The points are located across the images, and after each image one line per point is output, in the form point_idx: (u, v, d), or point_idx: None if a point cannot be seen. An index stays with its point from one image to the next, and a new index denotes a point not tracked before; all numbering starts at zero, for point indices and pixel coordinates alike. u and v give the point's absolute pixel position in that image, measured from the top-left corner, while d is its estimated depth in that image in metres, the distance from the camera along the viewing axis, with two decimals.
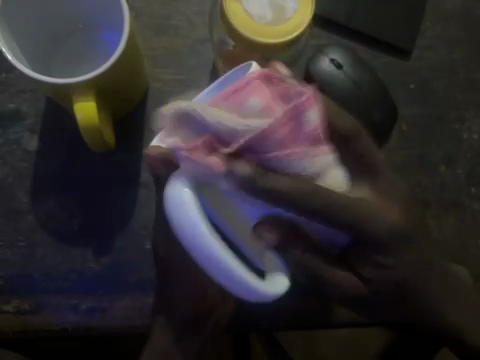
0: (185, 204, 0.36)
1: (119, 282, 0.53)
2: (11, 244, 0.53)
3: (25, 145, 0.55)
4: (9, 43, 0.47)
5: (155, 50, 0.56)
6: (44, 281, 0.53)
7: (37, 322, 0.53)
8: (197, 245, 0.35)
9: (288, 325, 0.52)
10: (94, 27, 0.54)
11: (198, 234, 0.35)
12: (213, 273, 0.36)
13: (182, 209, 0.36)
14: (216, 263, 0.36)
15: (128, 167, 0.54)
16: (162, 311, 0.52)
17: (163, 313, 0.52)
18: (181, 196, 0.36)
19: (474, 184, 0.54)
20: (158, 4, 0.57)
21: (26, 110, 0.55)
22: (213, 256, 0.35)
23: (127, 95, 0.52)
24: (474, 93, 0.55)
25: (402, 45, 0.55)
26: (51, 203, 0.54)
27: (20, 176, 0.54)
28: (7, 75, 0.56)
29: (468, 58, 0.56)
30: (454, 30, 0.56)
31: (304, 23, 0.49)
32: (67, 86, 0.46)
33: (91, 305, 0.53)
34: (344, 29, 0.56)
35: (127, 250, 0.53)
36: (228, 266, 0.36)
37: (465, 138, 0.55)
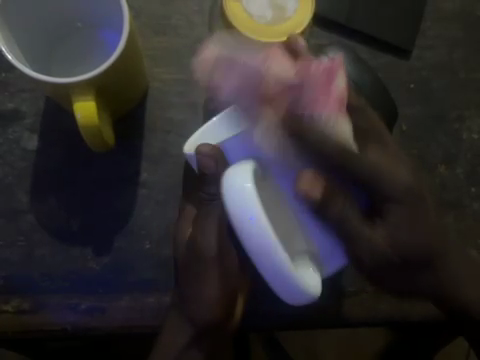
0: (247, 198, 0.39)
1: (120, 282, 0.53)
2: (11, 244, 0.53)
3: (25, 144, 0.55)
4: (9, 43, 0.48)
5: (155, 50, 0.56)
6: (43, 281, 0.53)
7: (36, 322, 0.52)
8: (263, 246, 0.39)
9: (293, 323, 0.52)
10: (95, 26, 0.54)
11: (258, 225, 0.39)
12: (259, 266, 0.40)
13: (248, 206, 0.39)
14: (272, 256, 0.39)
15: (128, 167, 0.54)
16: (176, 306, 0.51)
17: (176, 309, 0.51)
18: (245, 184, 0.40)
19: (474, 184, 0.54)
20: (158, 3, 0.57)
21: (26, 110, 0.55)
22: (269, 247, 0.39)
23: (127, 95, 0.52)
24: (474, 92, 0.55)
25: (402, 45, 0.55)
26: (51, 203, 0.54)
27: (20, 176, 0.54)
28: (6, 75, 0.56)
29: (468, 58, 0.56)
30: (454, 30, 0.56)
31: (304, 21, 0.49)
32: (66, 86, 0.46)
33: (91, 305, 0.52)
34: (343, 29, 0.56)
35: (126, 250, 0.53)
36: (279, 257, 0.39)
37: (464, 137, 0.55)
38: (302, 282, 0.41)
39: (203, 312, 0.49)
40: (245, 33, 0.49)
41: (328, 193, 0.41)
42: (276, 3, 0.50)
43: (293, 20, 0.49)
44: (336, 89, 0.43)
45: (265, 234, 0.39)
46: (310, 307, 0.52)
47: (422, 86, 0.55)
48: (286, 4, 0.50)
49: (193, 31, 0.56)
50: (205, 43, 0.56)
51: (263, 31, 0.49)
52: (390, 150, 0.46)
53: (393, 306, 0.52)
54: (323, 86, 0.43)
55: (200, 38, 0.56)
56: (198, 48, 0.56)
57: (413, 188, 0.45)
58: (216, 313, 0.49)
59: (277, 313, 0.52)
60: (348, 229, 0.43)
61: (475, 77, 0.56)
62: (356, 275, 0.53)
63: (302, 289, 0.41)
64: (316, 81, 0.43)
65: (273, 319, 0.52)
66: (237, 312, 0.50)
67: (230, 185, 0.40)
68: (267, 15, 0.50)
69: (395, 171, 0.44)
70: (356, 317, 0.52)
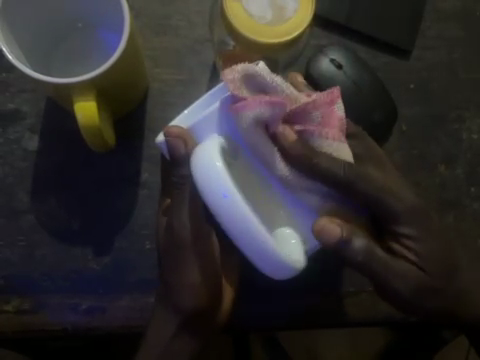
0: (221, 175, 0.36)
1: (120, 282, 0.53)
2: (11, 244, 0.53)
3: (25, 144, 0.55)
4: (10, 43, 0.48)
5: (155, 50, 0.56)
6: (44, 281, 0.53)
7: (38, 322, 0.52)
8: (239, 221, 0.36)
9: (289, 322, 0.52)
10: (95, 27, 0.54)
11: (233, 205, 0.35)
12: (240, 244, 0.37)
13: (216, 178, 0.36)
14: (251, 234, 0.36)
15: (128, 167, 0.54)
16: (162, 299, 0.49)
17: (162, 302, 0.49)
18: (213, 164, 0.36)
19: (474, 184, 0.54)
20: (158, 3, 0.57)
21: (27, 111, 0.55)
22: (249, 227, 0.36)
23: (127, 95, 0.52)
24: (474, 93, 0.55)
25: (402, 45, 0.56)
26: (51, 203, 0.54)
27: (20, 176, 0.54)
28: (6, 75, 0.56)
29: (468, 58, 0.56)
30: (454, 30, 0.56)
31: (304, 23, 0.49)
32: (67, 86, 0.46)
33: (92, 305, 0.52)
34: (344, 29, 0.56)
35: (126, 250, 0.53)
36: (260, 233, 0.36)
37: (464, 137, 0.55)
38: (283, 255, 0.37)
39: (187, 299, 0.47)
40: (245, 34, 0.48)
41: (348, 231, 0.40)
42: (275, 2, 0.50)
43: (293, 21, 0.49)
44: (335, 116, 0.42)
45: (242, 214, 0.35)
46: (310, 307, 0.52)
47: (422, 86, 0.55)
48: (286, 4, 0.49)
49: (193, 31, 0.56)
50: (205, 43, 0.56)
51: (262, 31, 0.49)
52: (385, 171, 0.45)
53: (392, 306, 0.52)
54: (326, 114, 0.41)
55: (200, 38, 0.56)
56: (198, 48, 0.56)
57: (416, 208, 0.45)
58: (203, 302, 0.48)
59: (277, 313, 0.52)
60: (372, 261, 0.43)
61: (475, 77, 0.56)
62: (355, 275, 0.53)
63: (290, 265, 0.38)
64: (316, 106, 0.41)
65: (273, 319, 0.52)
66: (225, 304, 0.50)
67: (198, 165, 0.36)
68: (267, 15, 0.49)
69: (400, 190, 0.45)
70: (355, 317, 0.52)
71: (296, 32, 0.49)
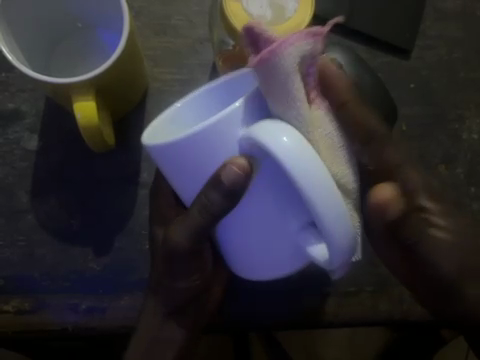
0: (292, 148, 0.36)
1: (119, 282, 0.53)
2: (11, 244, 0.53)
3: (25, 144, 0.55)
4: (9, 43, 0.48)
5: (155, 50, 0.56)
6: (43, 281, 0.53)
7: (37, 322, 0.52)
8: (315, 199, 0.36)
9: (290, 323, 0.52)
10: (94, 27, 0.54)
11: (311, 174, 0.36)
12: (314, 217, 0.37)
13: (285, 156, 0.36)
14: (325, 209, 0.37)
15: (128, 167, 0.54)
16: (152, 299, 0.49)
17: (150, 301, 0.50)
18: (281, 140, 0.36)
19: (474, 184, 0.54)
20: (158, 4, 0.57)
21: (26, 110, 0.55)
22: (319, 201, 0.36)
23: (126, 95, 0.52)
24: (474, 92, 0.55)
25: (402, 45, 0.55)
26: (51, 203, 0.54)
27: (20, 176, 0.54)
28: (7, 75, 0.56)
29: (468, 58, 0.56)
30: (454, 30, 0.56)
31: (303, 22, 0.49)
32: (66, 87, 0.46)
33: (91, 305, 0.52)
34: (344, 29, 0.56)
35: (126, 249, 0.53)
36: (328, 210, 0.37)
37: (464, 137, 0.55)
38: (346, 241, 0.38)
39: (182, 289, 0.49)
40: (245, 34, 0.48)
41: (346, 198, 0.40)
42: (275, 2, 0.50)
43: (292, 20, 0.49)
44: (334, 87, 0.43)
45: (316, 187, 0.36)
46: (310, 307, 0.52)
47: (422, 86, 0.55)
48: (285, 4, 0.49)
49: (193, 31, 0.56)
50: (205, 43, 0.56)
51: None
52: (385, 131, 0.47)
53: (392, 306, 0.52)
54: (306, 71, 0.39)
55: (200, 38, 0.56)
56: (198, 48, 0.56)
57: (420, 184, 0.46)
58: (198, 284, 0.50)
59: (278, 312, 0.52)
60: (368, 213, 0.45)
61: (475, 77, 0.56)
62: (356, 275, 0.53)
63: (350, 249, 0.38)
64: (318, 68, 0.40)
65: (273, 319, 0.52)
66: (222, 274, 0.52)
67: (267, 139, 0.36)
68: (266, 14, 0.49)
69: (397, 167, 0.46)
70: (356, 318, 0.52)
71: (295, 32, 0.49)
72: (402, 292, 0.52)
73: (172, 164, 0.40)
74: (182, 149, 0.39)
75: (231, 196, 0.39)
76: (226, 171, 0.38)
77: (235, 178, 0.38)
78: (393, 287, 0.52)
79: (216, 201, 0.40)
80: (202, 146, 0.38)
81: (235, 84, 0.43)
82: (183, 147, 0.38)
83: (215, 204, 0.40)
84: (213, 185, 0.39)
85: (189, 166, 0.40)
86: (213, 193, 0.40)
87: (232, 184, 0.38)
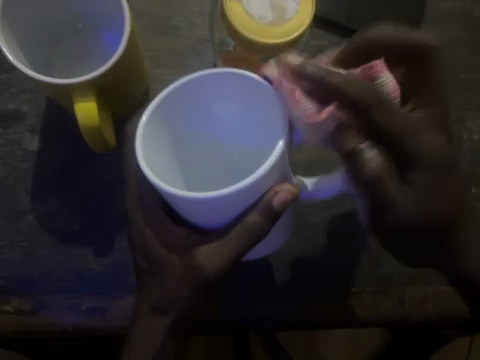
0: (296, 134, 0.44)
1: (120, 282, 0.53)
2: (11, 245, 0.53)
3: (25, 144, 0.55)
4: (11, 44, 0.48)
5: (155, 51, 0.56)
6: (44, 281, 0.53)
7: (37, 322, 0.52)
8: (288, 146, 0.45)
9: (290, 323, 0.52)
10: (95, 28, 0.54)
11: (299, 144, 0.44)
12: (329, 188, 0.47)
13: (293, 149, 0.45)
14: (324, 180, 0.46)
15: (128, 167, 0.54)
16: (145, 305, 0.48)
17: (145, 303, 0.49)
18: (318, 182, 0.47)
19: (474, 185, 0.53)
20: (159, 5, 0.57)
21: (27, 111, 0.56)
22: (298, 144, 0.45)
23: (128, 94, 0.52)
24: (475, 93, 0.55)
25: None
26: (52, 204, 0.54)
27: (20, 176, 0.55)
28: (7, 76, 0.56)
29: (468, 59, 0.56)
30: (453, 30, 0.57)
31: (304, 23, 0.49)
32: (67, 87, 0.46)
33: (92, 305, 0.52)
34: (343, 28, 0.56)
35: (126, 250, 0.53)
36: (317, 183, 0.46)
37: (465, 138, 0.54)
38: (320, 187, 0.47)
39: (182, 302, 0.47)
40: (245, 34, 0.48)
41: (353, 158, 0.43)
42: (275, 2, 0.50)
43: (294, 21, 0.49)
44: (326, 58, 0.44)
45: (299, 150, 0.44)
46: (311, 307, 0.52)
47: None
48: (286, 4, 0.49)
49: (194, 32, 0.56)
50: (205, 44, 0.56)
51: (263, 32, 0.48)
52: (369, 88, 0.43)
53: (393, 307, 0.52)
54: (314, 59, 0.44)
55: (201, 39, 0.56)
56: (198, 49, 0.56)
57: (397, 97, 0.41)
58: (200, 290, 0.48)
59: (274, 314, 0.52)
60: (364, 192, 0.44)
61: (476, 77, 0.56)
62: (355, 276, 0.53)
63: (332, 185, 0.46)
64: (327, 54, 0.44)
65: (271, 318, 0.52)
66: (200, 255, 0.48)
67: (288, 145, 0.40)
68: (267, 15, 0.49)
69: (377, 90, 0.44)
70: (358, 317, 0.52)
71: (294, 34, 0.49)
72: (403, 292, 0.52)
73: (212, 210, 0.41)
74: (225, 197, 0.39)
75: (269, 216, 0.42)
76: (279, 196, 0.40)
77: (286, 201, 0.41)
78: (393, 287, 0.52)
79: (257, 220, 0.42)
80: (249, 195, 0.40)
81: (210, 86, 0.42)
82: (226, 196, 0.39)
83: (257, 224, 0.42)
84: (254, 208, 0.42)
85: (221, 210, 0.41)
86: (256, 215, 0.42)
87: (281, 206, 0.41)
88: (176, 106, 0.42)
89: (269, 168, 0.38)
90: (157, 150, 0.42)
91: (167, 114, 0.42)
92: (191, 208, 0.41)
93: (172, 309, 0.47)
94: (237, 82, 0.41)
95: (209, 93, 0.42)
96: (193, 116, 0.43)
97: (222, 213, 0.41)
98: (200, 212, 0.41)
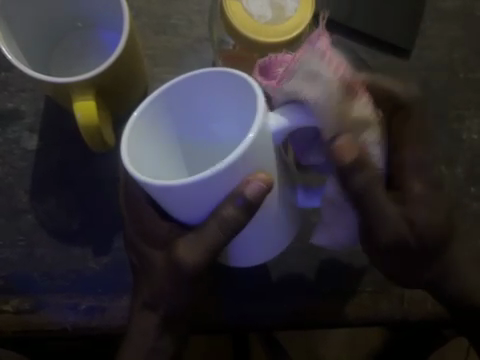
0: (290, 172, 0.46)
1: (119, 282, 0.52)
2: (11, 244, 0.53)
3: (24, 144, 0.55)
4: (9, 42, 0.48)
5: (154, 50, 0.56)
6: (43, 281, 0.53)
7: (37, 321, 0.52)
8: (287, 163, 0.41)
9: (289, 323, 0.52)
10: (94, 27, 0.54)
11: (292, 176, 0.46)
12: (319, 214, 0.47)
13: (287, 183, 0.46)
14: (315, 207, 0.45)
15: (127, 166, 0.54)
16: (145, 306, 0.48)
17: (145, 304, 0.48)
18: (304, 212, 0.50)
19: (474, 184, 0.53)
20: (158, 4, 0.57)
21: (26, 110, 0.56)
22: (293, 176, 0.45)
23: (127, 93, 0.52)
24: (474, 93, 0.55)
25: (401, 45, 0.55)
26: (51, 203, 0.54)
27: (20, 176, 0.55)
28: (6, 75, 0.56)
29: (468, 58, 0.56)
30: (453, 29, 0.56)
31: (304, 21, 0.49)
32: (65, 86, 0.46)
33: (91, 305, 0.52)
34: (344, 28, 0.56)
35: (125, 250, 0.53)
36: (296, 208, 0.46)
37: (464, 138, 0.54)
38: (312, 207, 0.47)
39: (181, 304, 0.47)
40: (245, 33, 0.48)
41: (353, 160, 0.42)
42: (275, 2, 0.50)
43: (294, 19, 0.49)
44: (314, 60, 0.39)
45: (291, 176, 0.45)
46: (310, 307, 0.52)
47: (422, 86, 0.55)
48: (285, 4, 0.49)
49: (193, 31, 0.56)
50: (204, 43, 0.56)
51: (264, 31, 0.48)
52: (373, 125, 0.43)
53: (392, 306, 0.52)
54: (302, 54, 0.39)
55: (200, 38, 0.56)
56: (197, 47, 0.56)
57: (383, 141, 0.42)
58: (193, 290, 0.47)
59: (273, 314, 0.52)
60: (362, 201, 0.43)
61: (475, 76, 0.55)
62: (354, 276, 0.53)
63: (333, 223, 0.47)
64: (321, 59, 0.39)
65: (270, 318, 0.52)
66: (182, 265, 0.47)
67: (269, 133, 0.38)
68: (267, 14, 0.49)
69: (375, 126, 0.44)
70: (357, 317, 0.52)
71: (296, 32, 0.48)
72: (403, 292, 0.52)
73: (185, 198, 0.38)
74: (195, 186, 0.37)
75: (246, 208, 0.39)
76: (250, 187, 0.38)
77: (259, 193, 0.38)
78: (393, 287, 0.52)
79: (231, 214, 0.39)
80: (221, 182, 0.37)
81: (206, 84, 0.40)
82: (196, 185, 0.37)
83: (232, 218, 0.39)
84: (229, 199, 0.39)
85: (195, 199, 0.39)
86: (230, 208, 0.39)
87: (254, 197, 0.38)
88: (173, 104, 0.41)
89: (240, 154, 0.36)
90: (147, 147, 0.41)
91: (163, 112, 0.41)
92: (163, 196, 0.39)
93: (171, 309, 0.47)
94: (231, 84, 0.39)
95: (208, 94, 0.41)
96: (192, 117, 0.43)
97: (197, 202, 0.39)
98: (173, 201, 0.39)
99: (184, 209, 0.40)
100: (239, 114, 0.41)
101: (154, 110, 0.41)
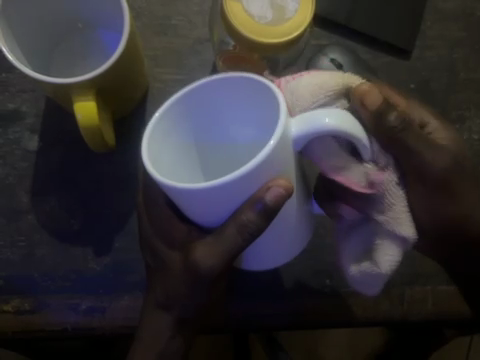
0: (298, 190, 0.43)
1: (119, 282, 0.53)
2: (11, 244, 0.53)
3: (25, 144, 0.55)
4: (10, 43, 0.48)
5: (155, 50, 0.56)
6: (44, 281, 0.53)
7: (38, 321, 0.52)
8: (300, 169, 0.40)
9: (291, 324, 0.52)
10: (94, 27, 0.54)
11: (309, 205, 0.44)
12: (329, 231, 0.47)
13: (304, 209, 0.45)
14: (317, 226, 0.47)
15: (128, 166, 0.54)
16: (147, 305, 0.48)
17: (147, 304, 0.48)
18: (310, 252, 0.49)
19: None
20: (159, 4, 0.57)
21: (27, 111, 0.56)
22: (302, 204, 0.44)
23: (127, 93, 0.52)
24: (475, 93, 0.55)
25: (402, 45, 0.55)
26: (52, 203, 0.54)
27: (20, 176, 0.55)
28: (7, 75, 0.56)
29: (468, 58, 0.56)
30: (454, 29, 0.56)
31: (305, 22, 0.49)
32: (66, 87, 0.46)
33: (92, 305, 0.52)
34: (344, 29, 0.56)
35: (125, 250, 0.53)
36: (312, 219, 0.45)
37: (465, 138, 0.54)
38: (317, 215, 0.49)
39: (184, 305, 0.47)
40: (245, 34, 0.48)
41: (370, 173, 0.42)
42: (275, 2, 0.49)
43: (294, 20, 0.49)
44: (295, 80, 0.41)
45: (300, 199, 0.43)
46: (310, 307, 0.52)
47: (423, 86, 0.55)
48: (285, 4, 0.49)
49: (193, 31, 0.56)
50: (205, 43, 0.56)
51: (263, 32, 0.48)
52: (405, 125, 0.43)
53: (393, 307, 0.52)
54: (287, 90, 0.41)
55: (200, 38, 0.56)
56: (198, 48, 0.56)
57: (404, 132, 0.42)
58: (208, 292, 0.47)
59: (275, 314, 0.52)
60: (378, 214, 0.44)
61: (476, 76, 0.55)
62: None
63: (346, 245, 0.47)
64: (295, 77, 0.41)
65: (271, 318, 0.52)
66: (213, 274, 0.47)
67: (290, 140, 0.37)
68: (267, 14, 0.49)
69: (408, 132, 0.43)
70: (359, 317, 0.52)
71: (294, 32, 0.48)
72: (404, 292, 0.52)
73: (205, 203, 0.38)
74: (215, 190, 0.36)
75: (265, 213, 0.38)
76: (271, 192, 0.37)
77: (279, 197, 0.37)
78: (394, 287, 0.52)
79: (251, 218, 0.39)
80: (242, 187, 0.37)
81: (224, 84, 0.39)
82: (216, 189, 0.36)
83: (250, 221, 0.39)
84: (249, 204, 0.38)
85: (214, 203, 0.38)
86: (250, 213, 0.38)
87: (274, 202, 0.37)
88: (190, 109, 0.40)
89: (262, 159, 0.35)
90: (166, 152, 0.40)
91: (179, 116, 0.40)
92: (182, 200, 0.38)
93: (173, 308, 0.47)
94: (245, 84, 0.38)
95: (225, 94, 0.40)
96: (208, 120, 0.42)
97: (215, 207, 0.38)
98: (191, 205, 0.38)
99: (201, 212, 0.40)
100: (262, 115, 0.40)
101: (171, 115, 0.39)
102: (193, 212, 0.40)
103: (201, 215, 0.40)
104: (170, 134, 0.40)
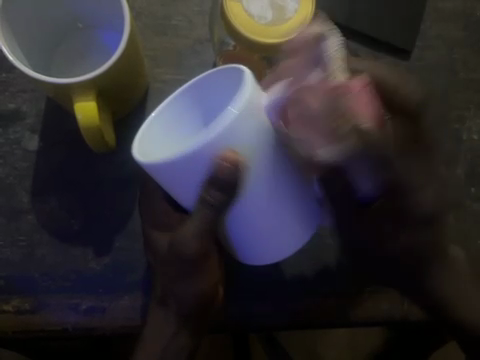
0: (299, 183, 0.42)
1: (119, 282, 0.53)
2: (11, 244, 0.54)
3: (25, 144, 0.55)
4: (9, 43, 0.48)
5: (155, 50, 0.56)
6: (44, 281, 0.53)
7: (37, 321, 0.53)
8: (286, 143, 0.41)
9: (290, 323, 0.52)
10: (94, 27, 0.54)
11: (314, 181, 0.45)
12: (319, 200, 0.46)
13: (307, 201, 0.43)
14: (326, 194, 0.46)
15: (128, 166, 0.54)
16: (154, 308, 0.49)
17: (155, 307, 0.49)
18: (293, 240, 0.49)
19: (474, 184, 0.54)
20: (159, 4, 0.57)
21: (27, 110, 0.56)
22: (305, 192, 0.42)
23: (127, 94, 0.52)
24: (474, 93, 0.55)
25: (402, 45, 0.56)
26: (52, 203, 0.54)
27: (20, 176, 0.55)
28: (7, 75, 0.56)
29: (468, 59, 0.56)
30: (453, 30, 0.56)
31: (305, 22, 0.49)
32: (66, 87, 0.46)
33: (92, 305, 0.52)
34: (344, 29, 0.56)
35: (125, 250, 0.53)
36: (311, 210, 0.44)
37: (464, 138, 0.55)
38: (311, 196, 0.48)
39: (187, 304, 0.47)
40: (246, 34, 0.48)
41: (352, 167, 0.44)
42: (275, 2, 0.50)
43: (293, 20, 0.49)
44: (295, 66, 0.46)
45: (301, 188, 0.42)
46: (310, 307, 0.52)
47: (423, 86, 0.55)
48: (285, 4, 0.50)
49: (193, 31, 0.56)
50: (205, 43, 0.56)
51: (264, 32, 0.49)
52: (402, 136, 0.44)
53: (392, 307, 0.52)
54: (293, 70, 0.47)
55: (200, 38, 0.56)
56: (198, 48, 0.56)
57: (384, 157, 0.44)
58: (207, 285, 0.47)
59: (275, 313, 0.52)
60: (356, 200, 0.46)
61: (476, 77, 0.56)
62: None
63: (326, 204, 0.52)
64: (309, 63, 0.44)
65: (272, 318, 0.52)
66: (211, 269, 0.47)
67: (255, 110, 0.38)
68: (267, 14, 0.49)
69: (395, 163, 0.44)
70: (357, 317, 0.52)
71: (296, 32, 0.49)
72: None
73: (170, 180, 0.40)
74: (175, 162, 0.38)
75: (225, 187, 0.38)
76: (220, 163, 0.37)
77: (229, 171, 0.37)
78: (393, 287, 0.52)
79: (219, 195, 0.39)
80: (202, 158, 0.38)
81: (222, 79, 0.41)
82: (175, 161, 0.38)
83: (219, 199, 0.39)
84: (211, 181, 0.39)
85: (182, 177, 0.39)
86: (214, 189, 0.39)
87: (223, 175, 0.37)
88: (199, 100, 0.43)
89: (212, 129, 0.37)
90: (171, 139, 0.44)
91: (186, 106, 0.43)
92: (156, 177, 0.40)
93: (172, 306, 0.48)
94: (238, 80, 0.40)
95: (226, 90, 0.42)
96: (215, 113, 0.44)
97: (186, 181, 0.40)
98: (166, 182, 0.40)
99: (178, 190, 0.41)
100: None
101: (179, 105, 0.43)
102: (173, 191, 0.42)
103: (182, 194, 0.41)
104: (181, 122, 0.44)
